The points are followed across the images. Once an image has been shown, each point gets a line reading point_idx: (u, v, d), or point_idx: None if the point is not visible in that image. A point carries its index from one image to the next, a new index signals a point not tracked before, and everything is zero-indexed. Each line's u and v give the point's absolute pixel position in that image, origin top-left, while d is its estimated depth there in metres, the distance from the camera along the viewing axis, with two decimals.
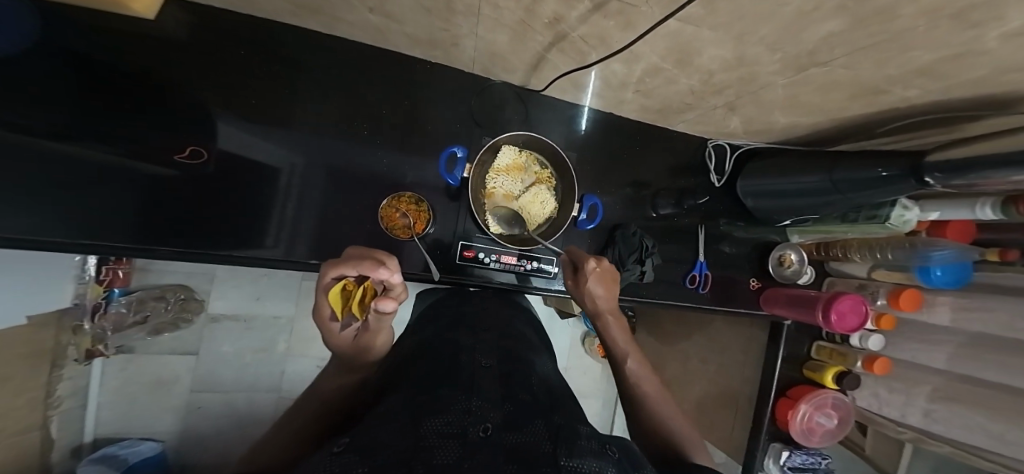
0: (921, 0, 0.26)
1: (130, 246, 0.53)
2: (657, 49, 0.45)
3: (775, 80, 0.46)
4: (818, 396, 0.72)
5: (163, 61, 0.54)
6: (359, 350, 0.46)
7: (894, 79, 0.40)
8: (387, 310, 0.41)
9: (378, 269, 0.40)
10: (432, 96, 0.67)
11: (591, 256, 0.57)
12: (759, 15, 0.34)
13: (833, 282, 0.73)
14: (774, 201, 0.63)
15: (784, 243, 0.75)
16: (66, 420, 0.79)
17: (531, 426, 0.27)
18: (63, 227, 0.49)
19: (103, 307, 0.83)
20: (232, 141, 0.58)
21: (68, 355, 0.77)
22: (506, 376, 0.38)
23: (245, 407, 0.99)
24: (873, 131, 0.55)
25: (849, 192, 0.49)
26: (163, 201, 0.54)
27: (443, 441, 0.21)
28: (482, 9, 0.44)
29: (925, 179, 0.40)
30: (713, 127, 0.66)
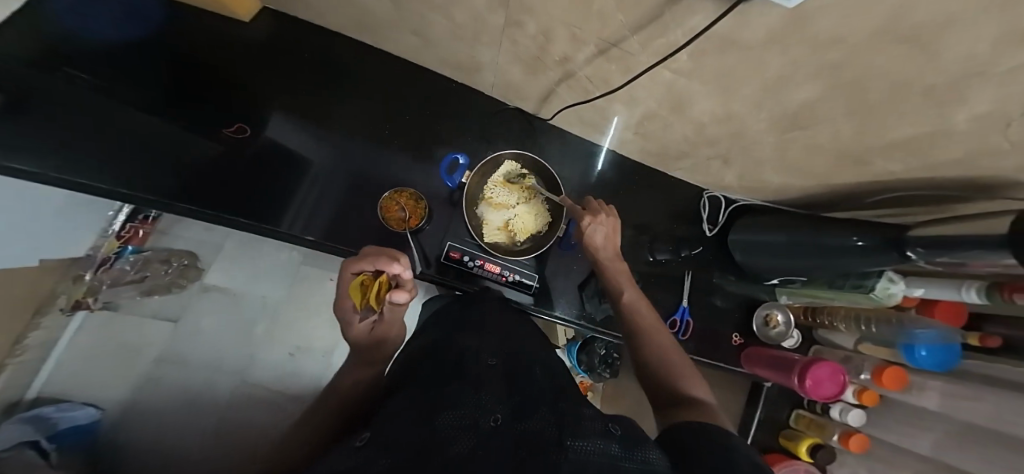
0: (880, 75, 0.30)
1: (162, 200, 0.54)
2: (653, 96, 0.50)
3: (763, 137, 0.49)
4: (790, 465, 0.76)
5: (231, 55, 0.64)
6: (373, 343, 0.53)
7: (871, 150, 0.42)
8: (400, 301, 0.51)
9: (394, 265, 0.51)
10: (450, 111, 0.73)
11: (586, 213, 0.61)
12: (740, 73, 0.38)
13: (820, 350, 0.75)
14: (765, 258, 0.63)
15: (772, 302, 0.75)
16: (16, 374, 0.78)
17: (538, 415, 0.32)
18: (103, 172, 0.49)
19: (110, 262, 0.90)
20: (275, 130, 0.64)
21: (56, 303, 0.83)
22: (511, 373, 0.42)
23: (200, 389, 0.94)
24: (862, 201, 0.55)
25: (826, 257, 0.49)
26: (206, 166, 0.59)
27: (458, 434, 0.28)
28: (503, 42, 0.51)
29: (909, 253, 0.40)
30: (709, 179, 0.69)
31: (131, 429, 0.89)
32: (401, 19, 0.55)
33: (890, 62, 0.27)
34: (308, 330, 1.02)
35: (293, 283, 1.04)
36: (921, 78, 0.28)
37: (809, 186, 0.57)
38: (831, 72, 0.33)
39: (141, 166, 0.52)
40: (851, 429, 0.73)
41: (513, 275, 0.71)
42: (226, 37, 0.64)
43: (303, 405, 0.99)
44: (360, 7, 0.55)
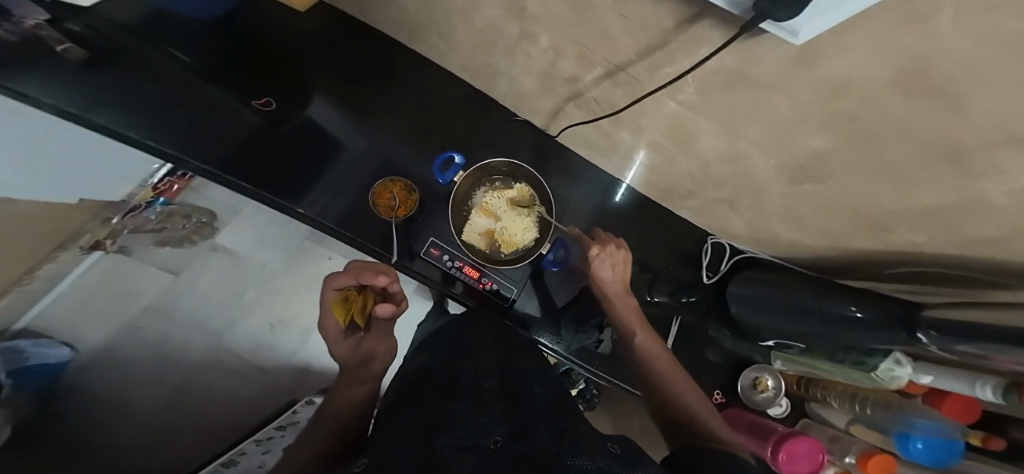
0: (890, 133, 0.27)
1: (210, 171, 0.53)
2: (658, 126, 0.48)
3: (771, 186, 0.46)
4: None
5: (282, 32, 0.66)
6: (362, 357, 0.63)
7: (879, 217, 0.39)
8: (387, 313, 0.60)
9: (376, 277, 0.60)
10: (464, 115, 0.73)
11: (595, 244, 0.63)
12: (743, 112, 0.37)
13: (808, 425, 0.66)
14: (762, 315, 0.58)
15: (763, 365, 0.68)
16: (18, 300, 0.83)
17: (536, 433, 0.35)
18: (157, 132, 0.47)
19: (140, 209, 0.92)
20: (319, 113, 0.66)
21: (79, 240, 0.87)
22: (511, 392, 0.45)
23: (175, 347, 0.97)
24: (879, 273, 0.48)
25: (829, 326, 0.45)
26: (252, 142, 0.58)
27: (460, 455, 0.32)
28: (517, 54, 0.51)
29: (916, 335, 0.35)
30: (715, 224, 0.66)
31: (106, 372, 0.94)
32: (429, 21, 0.57)
33: (892, 119, 0.26)
34: (292, 306, 1.03)
35: (293, 251, 1.04)
36: (926, 142, 0.25)
37: (821, 247, 0.52)
38: (839, 123, 0.30)
39: (192, 131, 0.50)
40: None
41: (491, 284, 0.70)
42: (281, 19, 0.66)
43: (278, 376, 1.01)
44: (393, 4, 0.58)
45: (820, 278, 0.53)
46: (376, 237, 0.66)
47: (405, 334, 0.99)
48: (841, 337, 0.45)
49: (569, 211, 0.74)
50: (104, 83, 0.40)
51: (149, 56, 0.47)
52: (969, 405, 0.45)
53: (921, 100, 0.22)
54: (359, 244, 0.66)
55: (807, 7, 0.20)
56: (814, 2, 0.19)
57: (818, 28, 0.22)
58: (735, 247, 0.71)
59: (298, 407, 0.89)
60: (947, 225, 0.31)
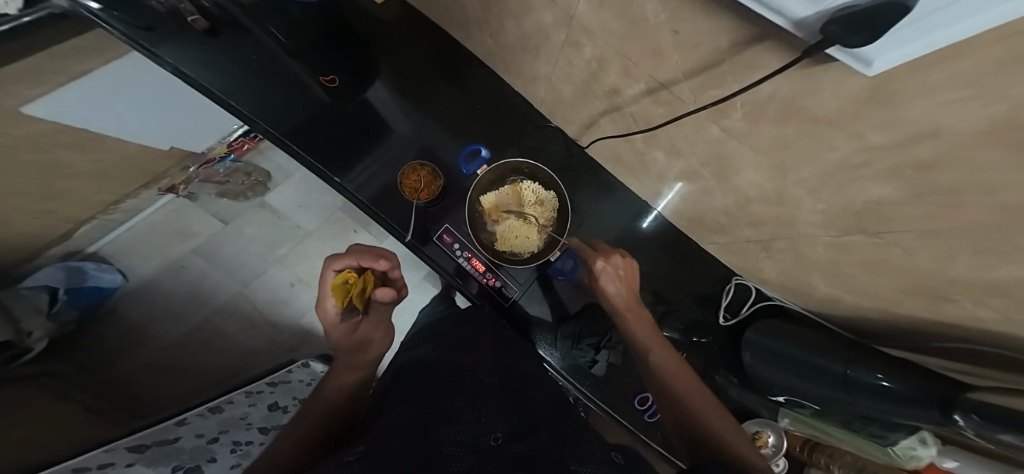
0: (970, 187, 0.22)
1: (280, 140, 0.63)
2: (696, 152, 0.45)
3: (816, 234, 0.41)
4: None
5: (358, 16, 0.70)
6: (358, 342, 0.64)
7: (937, 291, 0.33)
8: (385, 298, 0.61)
9: (379, 261, 0.61)
10: (502, 116, 0.73)
11: (597, 256, 0.59)
12: (795, 145, 0.33)
13: None
14: (768, 365, 0.52)
15: (766, 418, 0.56)
16: (99, 226, 0.97)
17: (535, 437, 0.34)
18: (247, 102, 0.60)
19: (213, 162, 1.01)
20: (377, 96, 0.70)
21: (160, 181, 0.99)
22: (511, 392, 0.44)
23: (209, 288, 1.07)
24: (923, 342, 0.39)
25: (851, 395, 0.39)
26: (316, 119, 0.66)
27: (459, 450, 0.31)
28: (559, 61, 0.51)
29: (952, 418, 0.30)
30: (748, 269, 0.59)
31: (148, 302, 1.04)
32: (484, 22, 0.59)
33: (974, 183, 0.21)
34: (315, 270, 1.09)
35: (327, 218, 1.11)
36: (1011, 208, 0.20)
37: (867, 314, 0.45)
38: (912, 170, 0.26)
39: (271, 103, 0.62)
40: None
41: (495, 280, 0.69)
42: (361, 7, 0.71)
43: (291, 332, 1.08)
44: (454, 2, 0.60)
45: (850, 341, 0.45)
46: (395, 216, 0.68)
47: (407, 318, 1.01)
48: (863, 409, 0.39)
49: (588, 226, 0.72)
50: (207, 53, 0.56)
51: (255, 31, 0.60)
52: None
53: (1008, 160, 0.18)
54: (379, 217, 0.68)
55: (885, 34, 0.17)
56: (892, 28, 0.16)
57: (895, 62, 0.19)
58: (761, 292, 0.63)
59: (292, 368, 0.94)
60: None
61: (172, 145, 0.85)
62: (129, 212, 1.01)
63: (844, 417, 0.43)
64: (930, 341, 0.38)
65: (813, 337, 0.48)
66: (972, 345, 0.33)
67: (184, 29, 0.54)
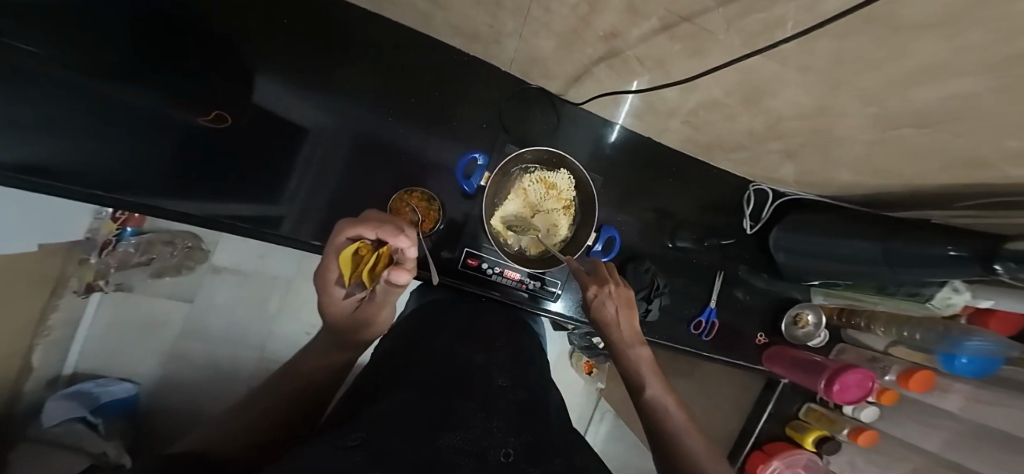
0: None
1: (156, 197, 0.52)
2: (722, 84, 0.39)
3: (854, 134, 0.39)
4: (791, 456, 0.90)
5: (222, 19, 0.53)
6: (358, 324, 0.41)
7: (972, 170, 0.35)
8: (399, 282, 0.38)
9: (399, 237, 0.37)
10: (465, 92, 0.65)
11: (590, 283, 0.57)
12: (857, 64, 0.26)
13: (845, 349, 0.85)
14: (811, 259, 0.61)
15: (806, 302, 0.82)
16: (49, 350, 0.86)
17: (554, 462, 0.25)
18: (94, 174, 0.48)
19: (113, 244, 0.93)
20: (267, 100, 0.57)
21: (70, 285, 0.87)
22: (526, 407, 0.32)
23: (227, 363, 1.06)
24: (947, 204, 0.46)
25: (899, 267, 0.46)
26: (191, 160, 0.54)
27: (463, 462, 0.20)
28: (533, 11, 0.40)
29: (991, 267, 0.37)
30: (760, 171, 0.61)
31: (176, 394, 1.01)
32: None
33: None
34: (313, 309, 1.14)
35: (300, 261, 1.13)
36: None
37: (887, 186, 0.47)
38: (1013, 93, 0.22)
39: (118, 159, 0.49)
40: (861, 425, 0.86)
41: (535, 282, 0.70)
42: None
43: None
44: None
45: (880, 218, 0.52)
46: None
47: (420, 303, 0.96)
48: (905, 275, 0.47)
49: (607, 181, 0.74)
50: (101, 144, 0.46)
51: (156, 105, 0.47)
52: (1006, 320, 0.61)
53: None
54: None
55: None
56: None
57: None
58: (777, 191, 0.75)
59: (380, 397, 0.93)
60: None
61: (38, 243, 0.69)
62: (67, 324, 0.89)
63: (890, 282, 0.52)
64: (959, 201, 0.44)
65: (842, 224, 0.55)
66: (1003, 197, 0.38)
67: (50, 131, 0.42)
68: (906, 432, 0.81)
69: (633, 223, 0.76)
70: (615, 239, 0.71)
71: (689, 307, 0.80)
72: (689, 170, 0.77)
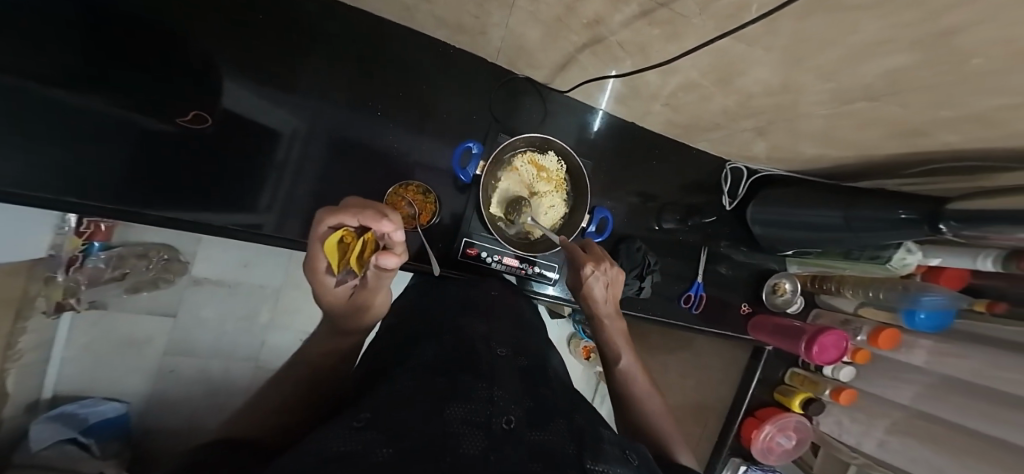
0: (1006, 78, 0.24)
1: (119, 208, 0.50)
2: (698, 66, 0.42)
3: (815, 110, 0.42)
4: (780, 419, 0.97)
5: (189, 13, 0.50)
6: (355, 309, 0.42)
7: (918, 139, 0.39)
8: (389, 266, 0.37)
9: (381, 222, 0.36)
10: (452, 85, 0.66)
11: (589, 262, 0.59)
12: (817, 42, 0.29)
13: (820, 313, 0.91)
14: (783, 230, 0.66)
15: (782, 272, 0.88)
16: (22, 374, 0.84)
17: (554, 425, 0.27)
18: (51, 182, 0.46)
19: (79, 260, 0.88)
20: (238, 103, 0.55)
21: (36, 306, 0.82)
22: (526, 372, 0.34)
23: (220, 375, 1.06)
24: (897, 172, 0.51)
25: (862, 231, 0.51)
26: (154, 164, 0.52)
27: (468, 431, 0.21)
28: (518, 1, 0.41)
29: (938, 227, 0.42)
30: (734, 149, 0.65)
31: (169, 412, 1.02)
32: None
33: (1006, 80, 0.24)
34: (309, 313, 1.13)
35: (287, 267, 1.10)
36: None
37: (847, 157, 0.52)
38: (946, 64, 0.25)
39: (81, 168, 0.48)
40: (842, 385, 0.93)
41: (532, 268, 0.72)
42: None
43: None
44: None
45: (844, 187, 0.57)
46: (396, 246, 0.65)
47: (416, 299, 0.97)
48: (865, 237, 0.52)
49: (595, 167, 0.76)
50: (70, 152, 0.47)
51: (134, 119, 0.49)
52: (955, 276, 0.69)
53: None
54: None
55: None
56: None
57: None
58: (752, 169, 0.80)
59: None
60: (999, 141, 0.34)
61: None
62: (38, 346, 0.86)
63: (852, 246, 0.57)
64: (904, 168, 0.49)
65: (811, 194, 0.60)
66: (947, 162, 0.42)
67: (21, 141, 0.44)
68: (879, 388, 0.87)
69: (621, 205, 0.79)
70: (608, 219, 0.74)
71: (677, 284, 0.84)
72: (670, 153, 0.80)
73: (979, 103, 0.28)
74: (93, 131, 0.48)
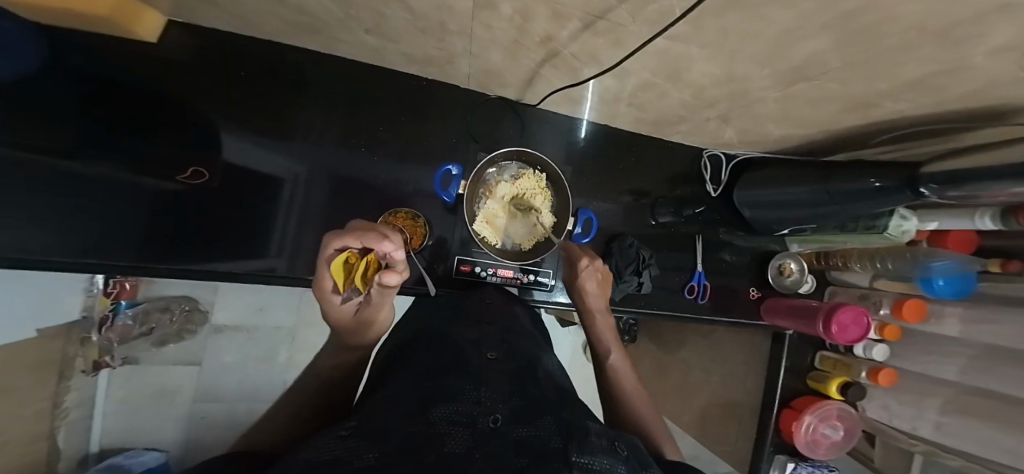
0: (920, 48, 0.25)
1: (134, 265, 0.55)
2: (647, 66, 0.44)
3: (766, 94, 0.43)
4: (821, 408, 0.82)
5: (180, 80, 0.56)
6: (361, 326, 0.43)
7: (876, 110, 0.40)
8: (391, 283, 0.40)
9: (382, 242, 0.39)
10: (430, 113, 0.69)
11: (586, 255, 0.62)
12: (741, 34, 0.30)
13: (836, 291, 0.87)
14: (771, 211, 0.66)
15: (785, 253, 0.87)
16: (70, 432, 0.89)
17: (541, 421, 0.27)
18: (70, 248, 0.51)
19: (110, 319, 0.94)
20: (236, 153, 0.59)
21: (76, 366, 0.87)
22: (517, 373, 0.35)
23: (246, 417, 1.09)
24: (869, 140, 0.51)
25: (849, 202, 0.51)
26: (161, 219, 0.56)
27: (453, 431, 0.22)
28: (475, 29, 0.44)
29: (920, 190, 0.41)
30: (708, 138, 0.66)
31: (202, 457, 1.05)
32: (353, 21, 0.46)
33: (926, 49, 0.25)
34: (315, 345, 1.15)
35: (299, 306, 1.14)
36: (961, 51, 0.24)
37: (815, 133, 0.52)
38: (862, 42, 0.27)
39: (100, 232, 0.53)
40: (878, 366, 0.78)
41: (528, 276, 0.73)
42: (157, 61, 0.55)
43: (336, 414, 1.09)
44: (302, 13, 0.45)
45: (822, 162, 0.57)
46: None
47: None
48: (851, 208, 0.52)
49: (578, 170, 0.78)
50: (86, 218, 0.52)
51: (137, 182, 0.54)
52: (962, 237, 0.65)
53: (997, 24, 0.20)
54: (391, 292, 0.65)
55: None
56: None
57: None
58: (730, 154, 0.81)
59: None
60: (951, 102, 0.34)
61: (35, 327, 0.71)
62: (81, 403, 0.91)
63: (845, 218, 0.57)
64: (877, 136, 0.49)
65: (792, 173, 0.60)
66: (920, 126, 0.42)
67: (46, 215, 0.50)
68: (923, 365, 0.71)
69: (611, 204, 0.80)
70: (593, 219, 0.75)
71: (679, 276, 0.84)
72: (649, 149, 0.82)
73: (912, 72, 0.29)
74: (107, 197, 0.53)
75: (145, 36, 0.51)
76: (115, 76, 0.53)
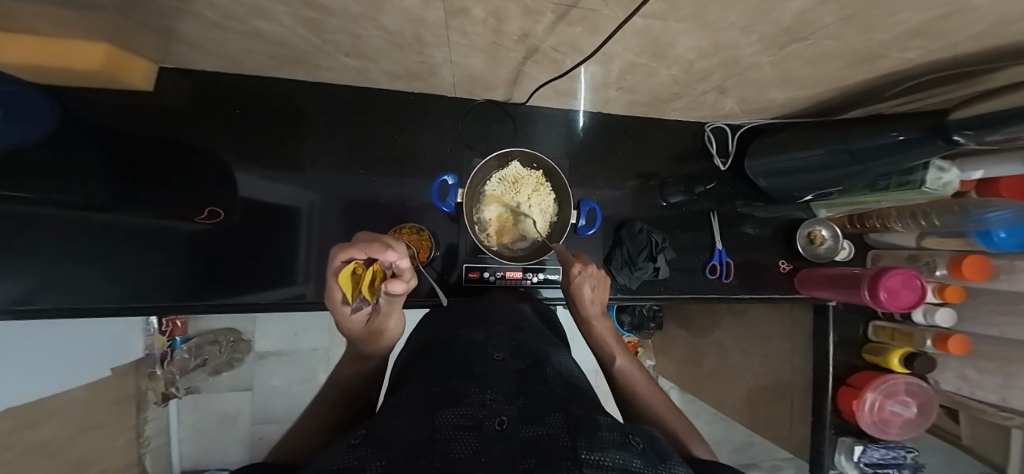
0: None
1: (173, 306, 0.59)
2: (629, 48, 0.42)
3: (759, 59, 0.40)
4: (884, 384, 0.74)
5: (190, 128, 0.61)
6: (372, 334, 0.45)
7: (886, 59, 0.36)
8: (398, 292, 0.39)
9: (387, 251, 0.40)
10: (423, 126, 0.71)
11: (574, 260, 0.59)
12: (718, 4, 0.29)
13: (880, 254, 0.80)
14: (788, 178, 0.62)
15: (815, 220, 0.82)
16: (155, 457, 0.98)
17: (548, 419, 0.25)
18: (118, 295, 0.57)
19: (170, 355, 1.01)
20: (251, 188, 0.63)
21: (148, 398, 0.97)
22: (523, 372, 0.34)
23: None
24: (888, 90, 0.47)
25: (873, 160, 0.46)
26: (193, 258, 0.60)
27: (459, 434, 0.21)
28: (451, 37, 0.44)
29: (954, 138, 0.37)
30: (707, 111, 0.64)
31: None
32: (331, 46, 0.48)
33: None
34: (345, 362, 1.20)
35: (329, 328, 1.19)
36: None
37: (823, 92, 0.48)
38: None
39: (144, 277, 0.58)
40: (945, 332, 0.69)
41: (536, 275, 0.73)
42: (158, 107, 0.59)
43: None
44: (282, 45, 0.48)
45: (838, 121, 0.53)
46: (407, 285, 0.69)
47: None
48: (876, 166, 0.47)
49: (577, 161, 0.77)
50: (127, 268, 0.57)
51: (167, 228, 0.59)
52: None
53: None
54: (406, 305, 0.67)
55: None
56: None
57: None
58: (733, 125, 0.78)
59: None
60: (967, 42, 0.31)
61: (110, 365, 0.79)
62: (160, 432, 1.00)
63: (870, 177, 0.52)
64: (893, 87, 0.45)
65: (806, 136, 0.56)
66: (945, 67, 0.38)
67: (100, 268, 0.56)
68: (996, 328, 0.62)
69: (618, 191, 0.78)
70: (596, 208, 0.73)
71: (699, 256, 0.80)
72: (649, 131, 0.79)
73: (913, 17, 0.27)
74: (143, 246, 0.58)
75: (140, 85, 0.55)
76: (136, 132, 0.58)
